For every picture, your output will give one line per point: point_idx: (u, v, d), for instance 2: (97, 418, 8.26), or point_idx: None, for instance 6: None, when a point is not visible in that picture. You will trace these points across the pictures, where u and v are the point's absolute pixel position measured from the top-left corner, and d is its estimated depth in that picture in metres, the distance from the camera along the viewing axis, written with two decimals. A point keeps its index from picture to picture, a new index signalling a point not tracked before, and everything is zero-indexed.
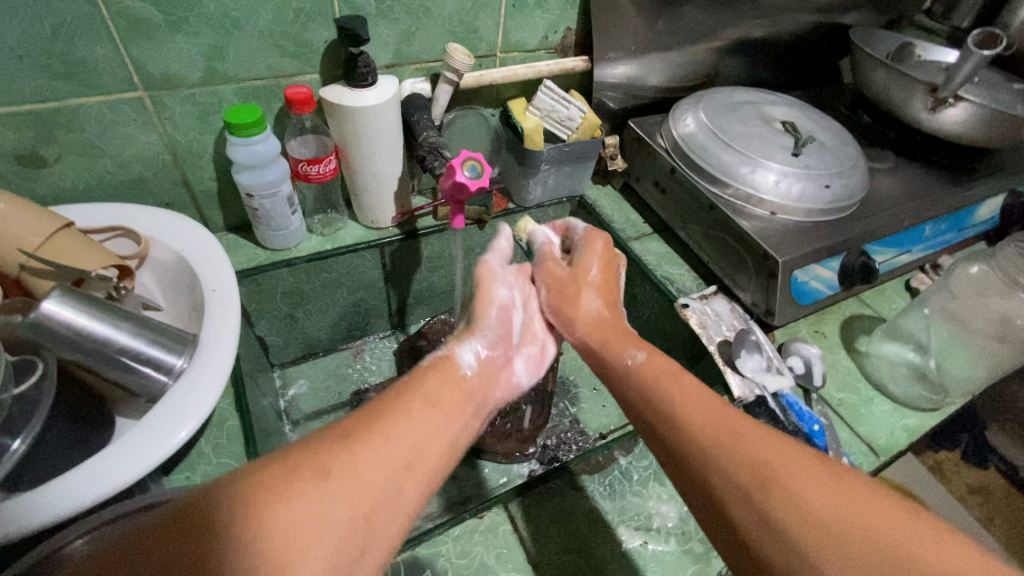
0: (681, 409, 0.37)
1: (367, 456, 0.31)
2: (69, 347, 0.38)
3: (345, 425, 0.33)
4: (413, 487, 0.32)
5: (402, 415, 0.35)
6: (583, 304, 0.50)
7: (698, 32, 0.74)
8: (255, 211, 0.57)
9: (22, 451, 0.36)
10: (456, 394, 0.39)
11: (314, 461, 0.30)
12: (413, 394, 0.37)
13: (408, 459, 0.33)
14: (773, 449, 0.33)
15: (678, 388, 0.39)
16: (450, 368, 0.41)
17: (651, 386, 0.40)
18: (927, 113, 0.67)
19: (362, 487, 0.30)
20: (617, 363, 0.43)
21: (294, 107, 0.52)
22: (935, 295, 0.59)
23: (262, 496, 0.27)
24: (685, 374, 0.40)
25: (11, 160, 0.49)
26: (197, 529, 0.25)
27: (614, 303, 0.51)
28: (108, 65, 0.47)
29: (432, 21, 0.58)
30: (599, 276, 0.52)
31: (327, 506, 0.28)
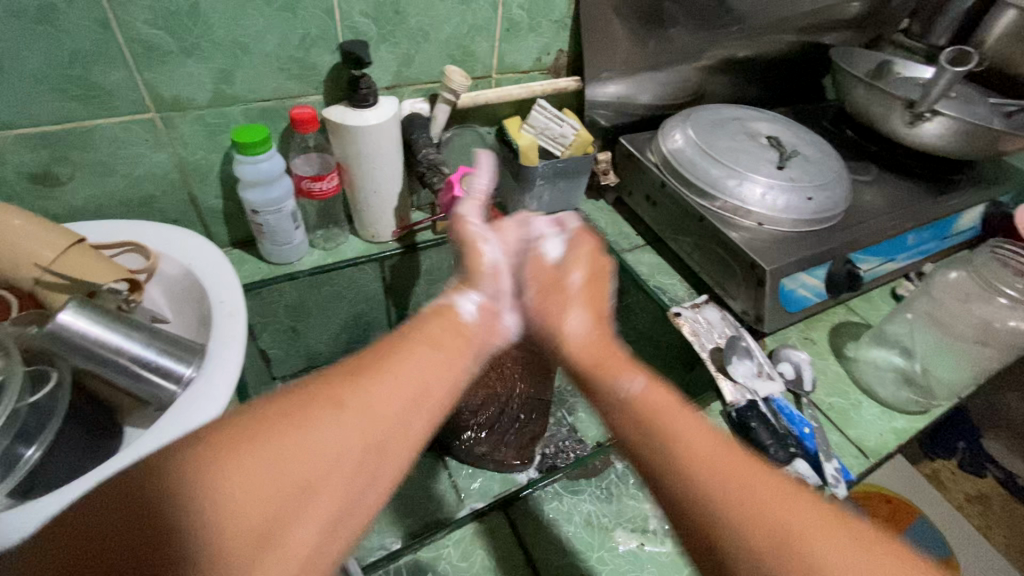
0: (694, 468, 0.30)
1: (382, 390, 0.31)
2: (87, 357, 0.39)
3: (358, 359, 0.33)
4: (424, 417, 0.32)
5: (411, 352, 0.35)
6: (569, 321, 0.43)
7: (686, 52, 0.77)
8: (259, 227, 0.59)
9: (36, 459, 0.37)
10: (461, 334, 0.39)
11: (330, 391, 0.30)
12: (422, 333, 0.37)
13: (424, 391, 0.33)
14: (709, 443, 0.32)
15: (679, 421, 0.33)
16: (454, 315, 0.40)
17: (643, 420, 0.34)
18: (828, 118, 0.90)
19: (375, 416, 0.30)
20: (611, 396, 0.37)
21: (299, 127, 0.54)
22: (918, 301, 0.61)
23: (269, 428, 0.27)
24: (688, 411, 0.34)
25: (26, 178, 0.50)
26: (211, 448, 0.25)
27: (602, 318, 0.44)
28: (122, 87, 0.48)
29: (430, 44, 0.60)
30: (581, 276, 0.47)
31: (348, 430, 0.29)
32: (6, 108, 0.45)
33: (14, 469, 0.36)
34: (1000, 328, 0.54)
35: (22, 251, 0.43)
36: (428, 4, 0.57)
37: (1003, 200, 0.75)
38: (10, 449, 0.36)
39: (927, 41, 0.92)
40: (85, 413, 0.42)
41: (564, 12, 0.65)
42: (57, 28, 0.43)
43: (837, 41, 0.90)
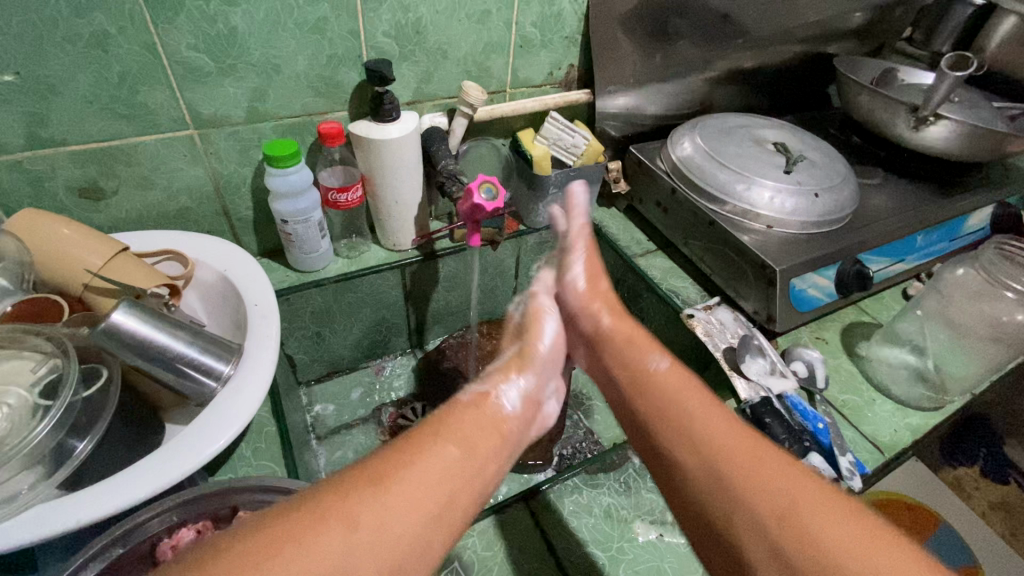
0: (704, 434, 0.38)
1: (399, 503, 0.30)
2: (136, 353, 0.42)
3: (375, 467, 0.32)
4: (437, 539, 0.31)
5: (430, 460, 0.33)
6: (595, 317, 0.51)
7: (693, 64, 0.79)
8: (288, 236, 0.62)
9: (88, 451, 0.40)
10: (485, 439, 0.37)
11: (346, 507, 0.29)
12: (445, 435, 0.36)
13: (442, 503, 0.32)
14: (729, 431, 0.38)
15: (691, 400, 0.41)
16: (490, 406, 0.41)
17: (665, 398, 0.41)
18: (836, 123, 0.91)
19: (392, 536, 0.29)
20: (639, 369, 0.45)
21: (327, 141, 0.57)
22: (928, 298, 0.61)
23: (275, 551, 0.26)
24: (702, 390, 0.42)
25: (75, 192, 0.53)
26: (230, 563, 0.25)
27: (619, 312, 0.52)
28: (166, 107, 0.52)
29: (448, 62, 0.64)
30: (586, 281, 0.54)
31: (361, 554, 0.28)
32: (61, 127, 0.49)
33: (68, 460, 0.38)
34: (1007, 322, 0.55)
35: (74, 257, 0.46)
36: (446, 24, 0.60)
37: (1010, 201, 0.76)
38: (63, 442, 0.38)
39: (930, 48, 0.93)
40: (132, 409, 0.45)
41: (574, 29, 0.68)
42: (109, 52, 0.47)
43: (841, 50, 0.92)
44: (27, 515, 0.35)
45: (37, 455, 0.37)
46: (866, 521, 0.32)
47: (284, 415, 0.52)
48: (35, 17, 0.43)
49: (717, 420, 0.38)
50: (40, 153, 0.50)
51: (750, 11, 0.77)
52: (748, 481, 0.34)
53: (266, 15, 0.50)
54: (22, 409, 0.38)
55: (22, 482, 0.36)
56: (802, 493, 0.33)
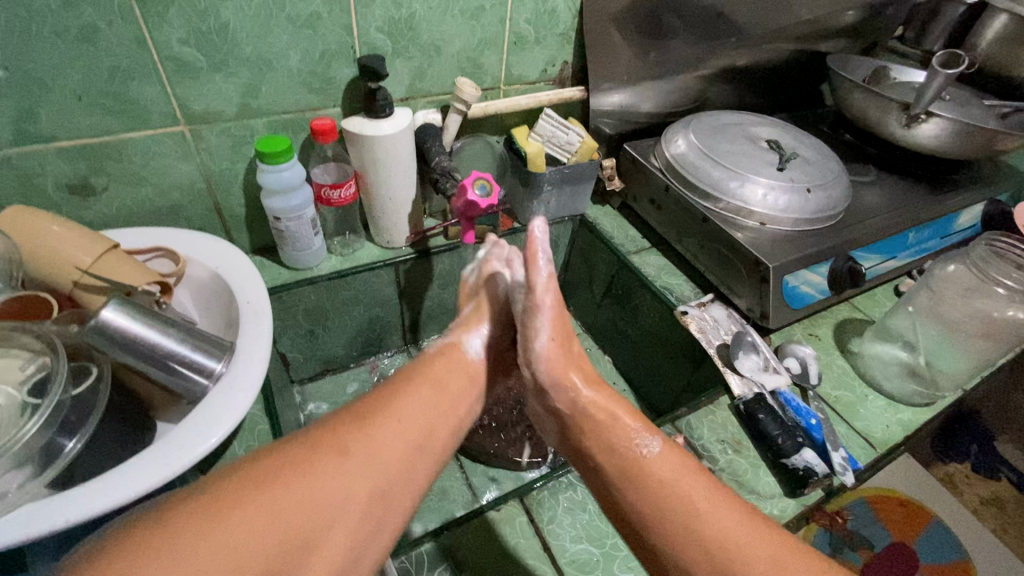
0: (707, 530, 0.38)
1: (380, 435, 0.35)
2: (127, 350, 0.41)
3: (359, 409, 0.37)
4: (415, 461, 0.36)
5: (407, 402, 0.38)
6: (572, 390, 0.45)
7: (687, 61, 0.80)
8: (281, 233, 0.61)
9: (77, 449, 0.39)
10: (455, 382, 0.42)
11: (335, 440, 0.34)
12: (418, 379, 0.41)
13: (418, 440, 0.37)
14: (717, 508, 0.39)
15: (691, 490, 0.40)
16: (455, 356, 0.45)
17: (650, 482, 0.40)
18: (830, 120, 0.92)
19: (374, 460, 0.34)
20: (628, 453, 0.42)
21: (319, 138, 0.56)
22: (919, 294, 0.62)
23: (272, 483, 0.31)
24: (697, 471, 0.41)
25: (64, 189, 0.53)
26: (227, 496, 0.29)
27: (595, 379, 0.47)
28: (157, 103, 0.51)
29: (442, 58, 0.63)
30: (555, 344, 0.46)
31: (349, 474, 0.33)
32: (50, 123, 0.48)
33: (56, 459, 0.38)
34: (999, 318, 0.55)
35: (63, 254, 0.45)
36: (440, 20, 0.60)
37: (1000, 199, 0.77)
38: (52, 440, 0.38)
39: (921, 47, 0.94)
40: (122, 406, 0.44)
41: (568, 26, 0.68)
42: (98, 47, 0.46)
43: (834, 48, 0.93)
44: (15, 514, 0.35)
45: (26, 454, 0.36)
46: (778, 543, 0.38)
47: (277, 413, 0.52)
48: (22, 11, 0.42)
49: (707, 507, 0.39)
50: (28, 149, 0.49)
51: (743, 9, 0.77)
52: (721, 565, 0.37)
53: (258, 11, 0.50)
54: (11, 407, 0.38)
55: (11, 481, 0.35)
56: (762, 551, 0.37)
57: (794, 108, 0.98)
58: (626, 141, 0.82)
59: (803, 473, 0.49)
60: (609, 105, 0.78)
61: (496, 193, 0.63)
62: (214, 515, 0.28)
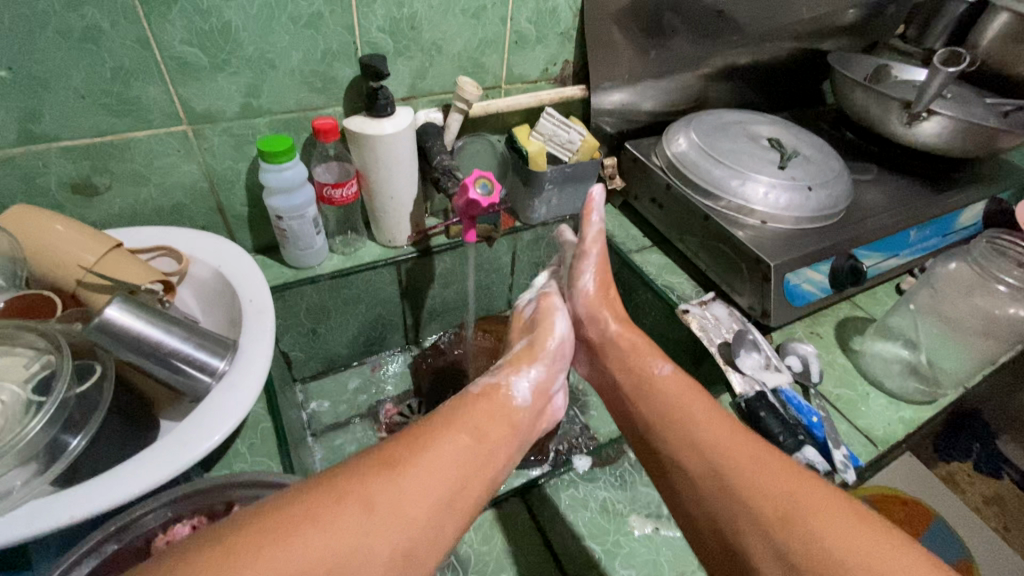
0: (708, 445, 0.41)
1: (414, 487, 0.33)
2: (131, 348, 0.42)
3: (390, 451, 0.34)
4: (445, 524, 0.33)
5: (444, 447, 0.36)
6: (605, 325, 0.54)
7: (688, 60, 0.80)
8: (283, 232, 0.61)
9: (81, 447, 0.39)
10: (495, 430, 0.40)
11: (363, 490, 0.31)
12: (456, 424, 0.38)
13: (449, 494, 0.34)
14: (742, 447, 0.40)
15: (694, 405, 0.44)
16: (499, 397, 0.43)
17: (669, 399, 0.45)
18: (831, 119, 0.92)
19: (406, 517, 0.31)
20: (643, 373, 0.48)
21: (321, 136, 0.57)
22: (920, 293, 0.62)
23: (307, 522, 0.28)
24: (702, 393, 0.46)
25: (67, 189, 0.53)
26: (250, 537, 0.27)
27: (626, 319, 0.54)
28: (159, 103, 0.52)
29: (443, 57, 0.63)
30: (597, 288, 0.55)
31: (377, 533, 0.30)
32: (53, 122, 0.49)
33: (60, 457, 0.38)
34: (1000, 316, 0.55)
35: (67, 254, 0.46)
36: (441, 19, 0.60)
37: (1002, 197, 0.77)
38: (56, 438, 0.38)
39: (923, 45, 0.94)
40: (126, 404, 0.45)
41: (569, 25, 0.68)
42: (101, 47, 0.47)
43: (835, 46, 0.93)
44: (19, 511, 0.35)
45: (30, 452, 0.37)
46: (857, 516, 0.34)
47: (279, 412, 0.52)
48: (26, 12, 0.43)
49: (731, 443, 0.40)
50: (31, 149, 0.49)
51: (745, 7, 0.77)
52: (759, 501, 0.36)
53: (260, 11, 0.50)
54: (15, 405, 0.38)
55: (16, 479, 0.36)
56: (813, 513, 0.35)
57: (795, 106, 0.98)
58: (627, 139, 0.82)
59: (805, 470, 0.49)
60: (610, 103, 0.78)
61: (497, 192, 0.63)
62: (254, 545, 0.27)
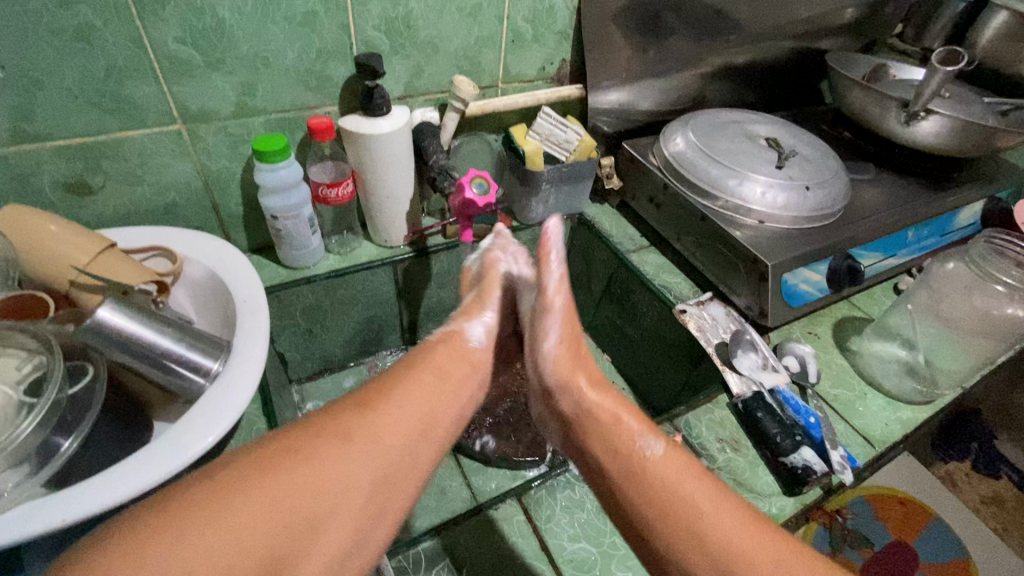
0: (715, 541, 0.35)
1: (384, 424, 0.33)
2: (123, 349, 0.41)
3: (361, 394, 0.35)
4: (420, 453, 0.35)
5: (411, 386, 0.37)
6: (575, 390, 0.45)
7: (686, 59, 0.79)
8: (278, 232, 0.61)
9: (73, 449, 0.39)
10: (459, 369, 0.40)
11: (335, 425, 0.32)
12: (422, 364, 0.39)
13: (419, 426, 0.35)
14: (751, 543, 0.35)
15: (693, 485, 0.37)
16: (459, 343, 0.43)
17: (656, 485, 0.38)
18: (829, 118, 0.91)
19: (381, 448, 0.32)
20: (628, 453, 0.40)
21: (316, 136, 0.56)
22: (918, 292, 0.62)
23: (278, 466, 0.29)
24: (697, 468, 0.39)
25: (61, 188, 0.53)
26: (229, 479, 0.28)
27: (601, 380, 0.46)
28: (153, 102, 0.51)
29: (439, 56, 0.63)
30: (564, 347, 0.47)
31: (354, 465, 0.31)
32: (45, 121, 0.48)
33: (52, 458, 0.38)
34: (998, 316, 0.55)
35: (59, 254, 0.45)
36: (437, 18, 0.60)
37: (1000, 196, 0.77)
38: (48, 440, 0.38)
39: (920, 44, 0.94)
40: (118, 406, 0.44)
41: (566, 23, 0.68)
42: (94, 46, 0.46)
43: (833, 45, 0.92)
44: (10, 514, 0.35)
45: (22, 454, 0.36)
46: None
47: (275, 413, 0.52)
48: (18, 10, 0.42)
49: (739, 537, 0.35)
50: (23, 148, 0.49)
51: (742, 6, 0.77)
52: None
53: (254, 9, 0.50)
54: (7, 406, 0.38)
55: (7, 480, 0.35)
56: None
57: (793, 106, 0.98)
58: (625, 138, 0.81)
59: (802, 471, 0.49)
60: (608, 103, 0.77)
61: (493, 192, 0.63)
62: (218, 500, 0.27)
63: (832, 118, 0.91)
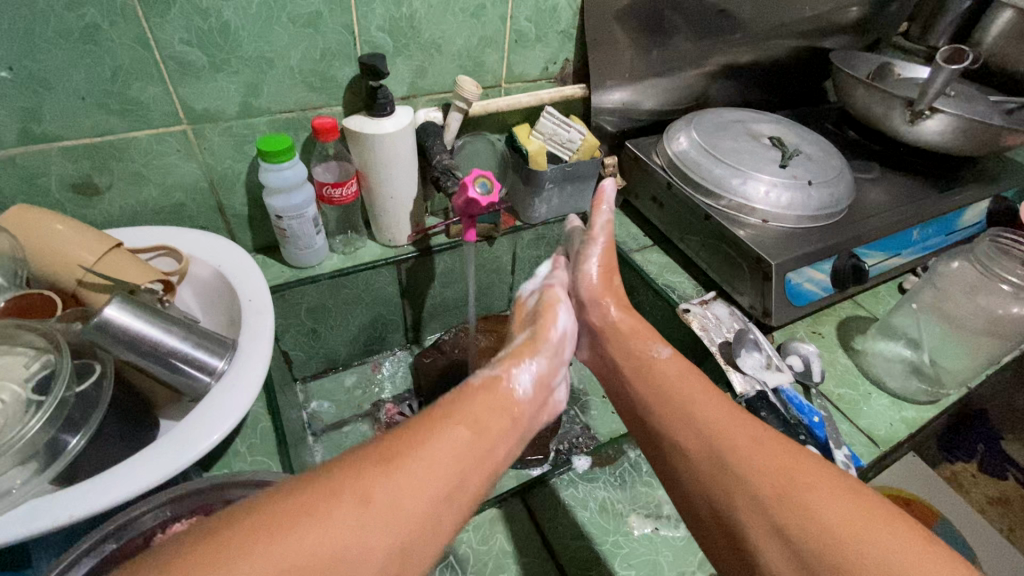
0: (709, 428, 0.39)
1: (412, 485, 0.30)
2: (129, 347, 0.42)
3: (388, 447, 0.32)
4: (445, 521, 0.31)
5: (444, 442, 0.33)
6: (603, 309, 0.51)
7: (689, 59, 0.79)
8: (283, 232, 0.61)
9: (80, 447, 0.39)
10: (497, 422, 0.37)
11: (357, 485, 0.29)
12: (458, 415, 0.36)
13: (452, 487, 0.32)
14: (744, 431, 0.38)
15: (694, 390, 0.43)
16: (499, 388, 0.40)
17: (664, 387, 0.43)
18: (835, 117, 0.91)
19: (402, 515, 0.29)
20: (643, 357, 0.47)
21: (321, 136, 0.56)
22: (923, 292, 0.61)
23: (294, 521, 0.26)
24: (700, 377, 0.44)
25: (68, 188, 0.53)
26: (242, 533, 0.25)
27: (626, 305, 0.53)
28: (159, 103, 0.52)
29: (442, 56, 0.63)
30: (599, 275, 0.53)
31: (372, 532, 0.28)
32: (53, 122, 0.49)
33: (58, 456, 0.38)
34: (1004, 316, 0.54)
35: (66, 253, 0.46)
36: (440, 18, 0.60)
37: (1007, 195, 0.76)
38: (55, 437, 0.38)
39: (926, 42, 0.94)
40: (125, 403, 0.45)
41: (569, 23, 0.68)
42: (100, 47, 0.47)
43: (838, 44, 0.92)
44: (18, 511, 0.35)
45: (30, 451, 0.37)
46: (850, 490, 0.34)
47: (279, 412, 0.52)
48: (26, 11, 0.43)
49: (736, 430, 0.39)
50: (32, 148, 0.49)
51: (746, 5, 0.77)
52: (776, 496, 0.34)
53: (259, 10, 0.50)
54: (15, 405, 0.38)
55: (15, 477, 0.36)
56: (815, 492, 0.34)
57: (797, 104, 0.97)
58: (628, 138, 0.81)
59: None
60: (611, 103, 0.77)
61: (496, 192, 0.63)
62: (233, 551, 0.24)
63: (836, 117, 0.91)
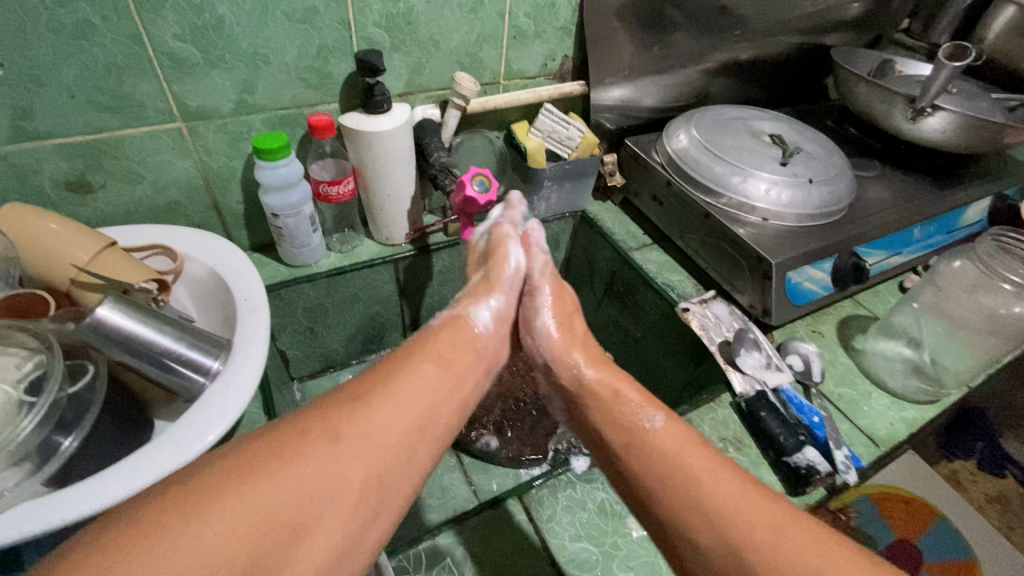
0: (717, 509, 0.33)
1: (384, 418, 0.31)
2: (122, 347, 0.41)
3: (357, 387, 0.33)
4: (422, 450, 0.33)
5: (410, 380, 0.34)
6: (574, 368, 0.46)
7: (689, 56, 0.79)
8: (279, 230, 0.61)
9: (73, 448, 0.39)
10: (461, 357, 0.39)
11: (327, 423, 0.30)
12: (422, 354, 0.37)
13: (421, 420, 0.33)
14: (764, 515, 0.33)
15: (696, 462, 0.36)
16: (463, 327, 0.42)
17: (659, 457, 0.37)
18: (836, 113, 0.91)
19: (375, 447, 0.30)
20: (631, 426, 0.40)
21: (317, 133, 0.56)
22: (924, 291, 0.61)
23: (263, 465, 0.27)
24: (700, 444, 0.38)
25: (61, 186, 0.53)
26: (218, 478, 0.26)
27: (599, 358, 0.47)
28: (153, 100, 0.51)
29: (440, 53, 0.63)
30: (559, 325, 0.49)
31: (346, 463, 0.29)
32: (46, 119, 0.48)
33: (52, 457, 0.38)
34: (1006, 315, 0.54)
35: (59, 252, 0.45)
36: (438, 14, 0.59)
37: (1009, 194, 0.76)
38: (48, 438, 0.38)
39: (928, 39, 0.94)
40: (119, 404, 0.44)
41: (568, 19, 0.68)
42: (93, 43, 0.46)
43: (839, 40, 0.92)
44: (10, 513, 0.35)
45: (23, 452, 0.36)
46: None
47: (275, 412, 0.52)
48: (17, 7, 0.42)
49: (753, 518, 0.33)
50: (24, 146, 0.49)
51: (747, 2, 0.76)
52: None
53: (254, 6, 0.50)
54: (7, 405, 0.38)
55: (7, 479, 0.35)
56: None
57: (798, 101, 0.97)
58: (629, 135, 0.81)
59: (805, 471, 0.49)
60: (611, 100, 0.77)
61: (495, 190, 0.62)
62: (208, 494, 0.25)
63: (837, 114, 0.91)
